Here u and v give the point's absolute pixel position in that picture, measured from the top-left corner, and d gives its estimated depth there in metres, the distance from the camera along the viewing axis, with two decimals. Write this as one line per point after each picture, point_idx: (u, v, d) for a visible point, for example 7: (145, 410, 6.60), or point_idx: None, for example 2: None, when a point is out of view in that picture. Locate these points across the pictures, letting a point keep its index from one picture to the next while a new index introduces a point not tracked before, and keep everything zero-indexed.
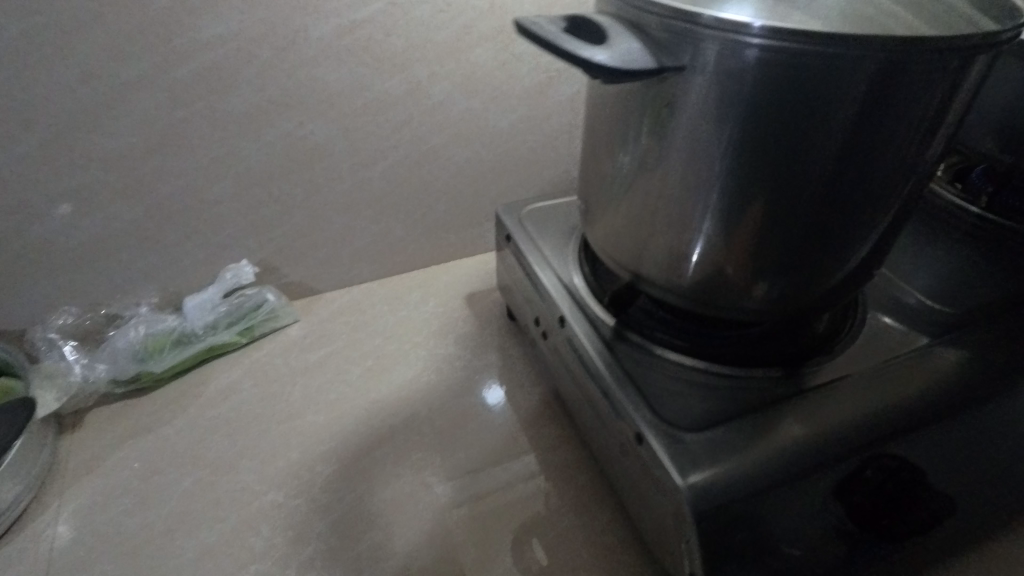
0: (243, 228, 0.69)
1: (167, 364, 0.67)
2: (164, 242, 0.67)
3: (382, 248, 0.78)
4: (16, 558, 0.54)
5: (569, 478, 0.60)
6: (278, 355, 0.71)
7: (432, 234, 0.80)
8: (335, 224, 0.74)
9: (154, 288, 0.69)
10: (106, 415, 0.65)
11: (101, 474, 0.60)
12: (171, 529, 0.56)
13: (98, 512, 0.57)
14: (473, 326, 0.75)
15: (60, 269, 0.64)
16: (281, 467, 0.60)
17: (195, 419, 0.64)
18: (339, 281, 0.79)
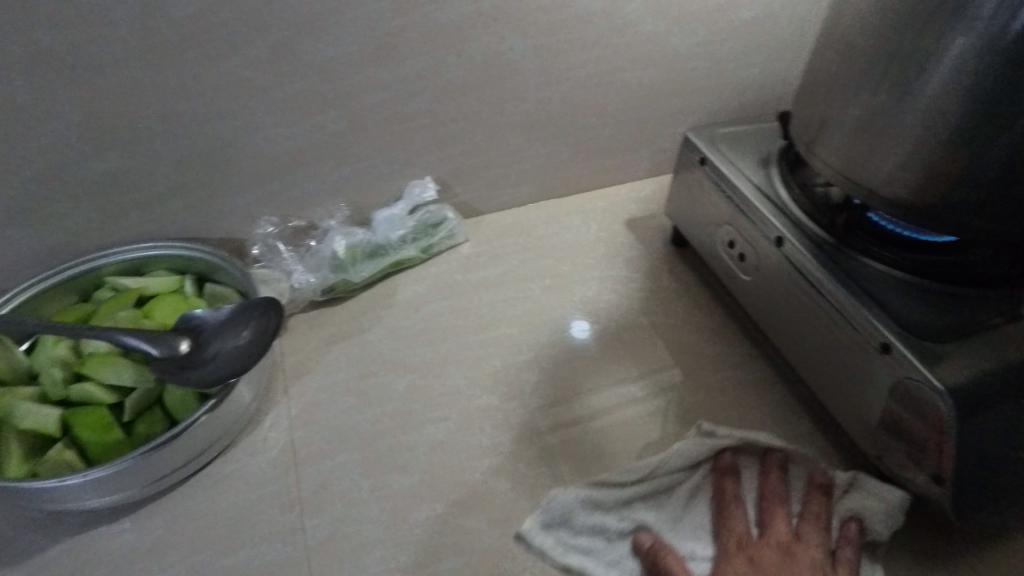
0: (430, 145, 0.70)
1: (364, 274, 0.69)
2: (358, 156, 0.68)
3: (545, 171, 0.79)
4: (261, 446, 0.57)
5: (764, 391, 0.63)
6: (457, 272, 0.73)
7: (592, 160, 0.81)
8: (509, 145, 0.74)
9: (343, 201, 0.71)
10: (308, 321, 0.68)
11: (319, 374, 0.63)
12: (399, 424, 0.59)
13: (326, 408, 0.60)
14: (639, 251, 0.77)
15: (264, 176, 0.66)
16: (488, 374, 0.63)
17: (394, 328, 0.67)
18: (501, 202, 0.80)
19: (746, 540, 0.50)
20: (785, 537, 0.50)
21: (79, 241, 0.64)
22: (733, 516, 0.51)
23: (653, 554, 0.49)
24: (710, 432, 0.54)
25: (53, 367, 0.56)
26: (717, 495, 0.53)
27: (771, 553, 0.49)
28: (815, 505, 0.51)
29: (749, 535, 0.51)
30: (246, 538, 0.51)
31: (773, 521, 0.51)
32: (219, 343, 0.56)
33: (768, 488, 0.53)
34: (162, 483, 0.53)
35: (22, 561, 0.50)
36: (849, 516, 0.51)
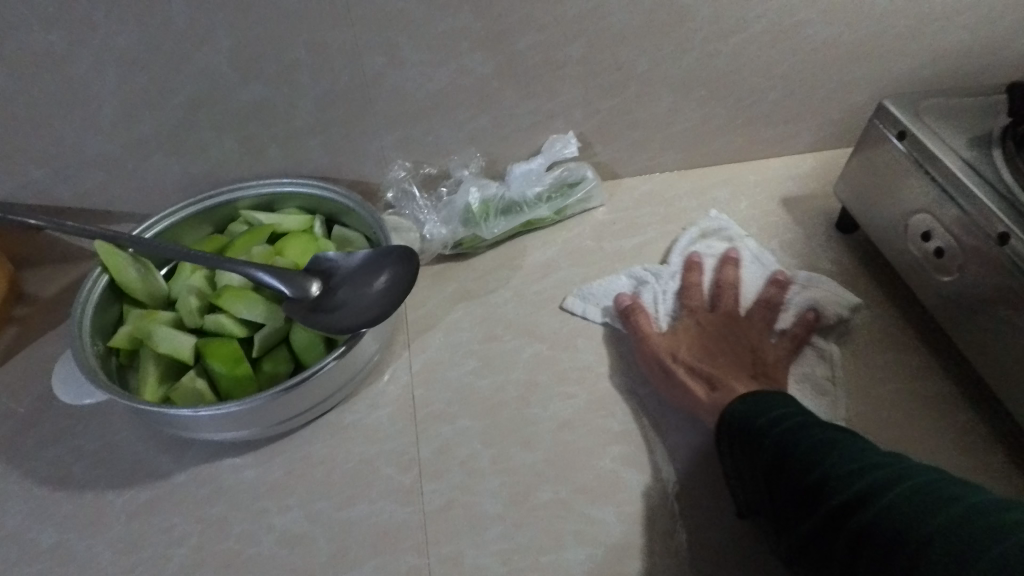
0: (577, 97, 0.64)
1: (497, 231, 0.65)
2: (500, 103, 0.63)
3: (695, 136, 0.71)
4: (381, 400, 0.55)
5: (944, 413, 0.54)
6: (590, 239, 0.68)
7: (750, 127, 0.72)
8: (662, 104, 0.67)
9: (478, 151, 0.67)
10: (432, 275, 0.65)
11: (442, 332, 0.60)
12: (523, 395, 0.55)
13: (448, 368, 0.57)
14: (795, 233, 0.68)
15: (402, 118, 0.63)
16: (621, 352, 0.58)
17: (521, 291, 0.63)
18: (641, 167, 0.73)
19: (686, 313, 0.58)
20: (732, 310, 0.58)
21: (219, 172, 0.64)
22: (692, 292, 0.60)
23: (629, 309, 0.58)
24: (733, 238, 0.65)
25: (190, 296, 0.56)
26: (686, 281, 0.60)
27: (729, 321, 0.57)
28: (770, 290, 0.59)
29: (698, 308, 0.59)
30: (363, 493, 0.50)
31: (724, 292, 0.60)
32: (350, 290, 0.53)
33: (729, 277, 0.61)
34: (285, 426, 0.52)
35: (152, 483, 0.51)
36: (807, 306, 0.59)
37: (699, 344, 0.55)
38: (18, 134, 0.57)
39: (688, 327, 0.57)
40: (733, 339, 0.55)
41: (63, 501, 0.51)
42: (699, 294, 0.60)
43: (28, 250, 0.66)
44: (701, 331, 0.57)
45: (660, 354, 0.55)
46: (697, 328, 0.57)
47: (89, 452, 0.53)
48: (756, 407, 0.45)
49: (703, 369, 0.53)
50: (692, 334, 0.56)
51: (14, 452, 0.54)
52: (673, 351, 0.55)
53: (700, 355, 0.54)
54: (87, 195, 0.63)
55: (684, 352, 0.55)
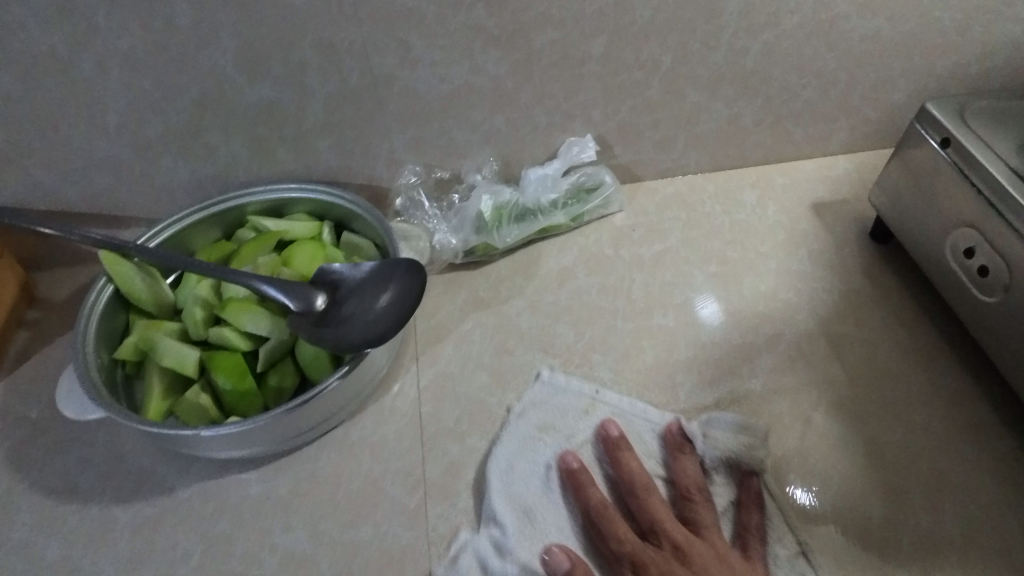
0: (596, 97, 0.61)
1: (510, 239, 0.63)
2: (516, 104, 0.61)
3: (721, 137, 0.68)
4: (389, 415, 0.54)
5: (981, 441, 0.51)
6: (608, 246, 0.65)
7: (780, 127, 0.68)
8: (687, 103, 0.64)
9: (492, 154, 0.64)
10: (444, 283, 0.63)
11: (452, 343, 0.58)
12: (535, 415, 0.53)
13: (458, 383, 0.55)
14: (827, 241, 0.64)
15: (413, 120, 0.60)
16: (638, 369, 0.55)
17: (535, 302, 0.61)
18: (663, 169, 0.70)
19: (636, 538, 0.45)
20: (675, 532, 0.45)
21: (226, 175, 0.62)
22: (599, 501, 0.47)
23: (572, 566, 0.44)
24: (668, 438, 0.51)
25: (195, 306, 0.55)
26: (619, 535, 0.45)
27: (684, 535, 0.45)
28: (751, 514, 0.46)
29: (631, 526, 0.46)
30: (368, 514, 0.48)
31: (645, 500, 0.47)
32: (355, 304, 0.52)
33: (627, 461, 0.49)
34: (290, 442, 0.51)
35: (158, 497, 0.51)
36: (717, 464, 0.49)
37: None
38: (24, 138, 0.56)
39: (664, 558, 0.44)
40: (701, 570, 0.43)
41: (71, 513, 0.50)
42: (628, 481, 0.48)
43: (39, 252, 0.65)
44: (665, 569, 0.43)
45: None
46: (658, 569, 0.43)
47: (95, 464, 0.53)
48: None
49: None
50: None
51: (24, 461, 0.54)
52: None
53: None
54: (95, 199, 0.62)
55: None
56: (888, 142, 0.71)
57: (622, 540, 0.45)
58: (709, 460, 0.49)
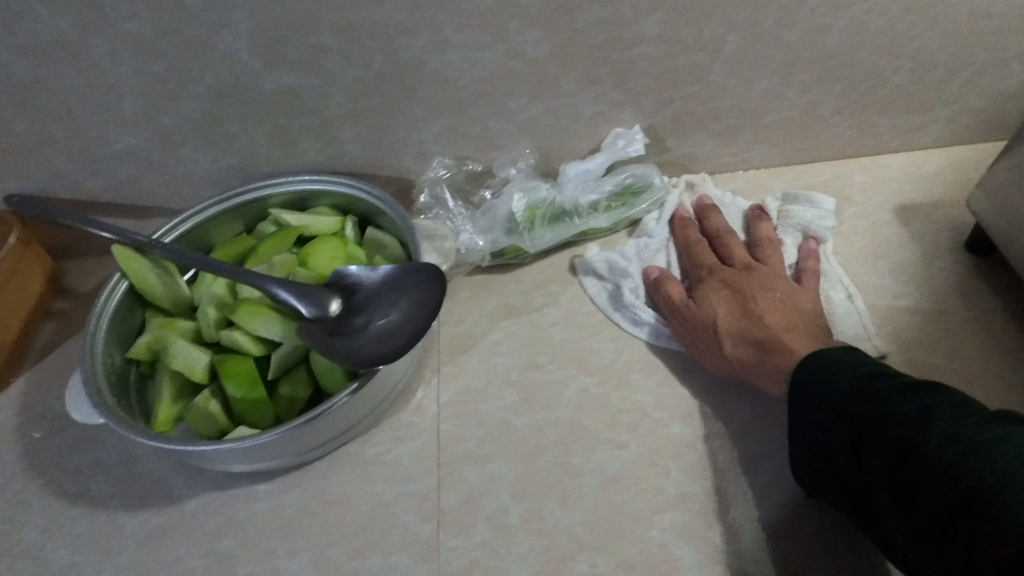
0: (649, 82, 0.54)
1: (542, 242, 0.57)
2: (557, 91, 0.54)
3: (793, 129, 0.59)
4: (406, 432, 0.49)
5: None
6: None
7: (864, 117, 0.59)
8: (754, 90, 0.56)
9: (529, 146, 0.59)
10: (472, 286, 0.58)
11: (478, 355, 0.53)
12: (564, 442, 0.48)
13: (482, 400, 0.50)
14: (914, 252, 0.56)
15: (444, 108, 0.55)
16: (683, 395, 0.49)
17: (572, 311, 0.55)
18: (723, 164, 0.62)
19: (721, 271, 0.51)
20: (746, 261, 0.52)
21: (248, 165, 0.59)
22: (696, 252, 0.54)
23: (659, 279, 0.52)
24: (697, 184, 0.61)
25: (209, 306, 0.53)
26: (716, 255, 0.53)
27: (719, 270, 0.51)
28: (809, 261, 0.54)
29: (718, 264, 0.52)
30: (377, 542, 0.45)
31: (699, 240, 0.55)
32: (371, 312, 0.47)
33: (714, 219, 0.56)
34: (300, 458, 0.47)
35: (164, 507, 0.48)
36: (801, 233, 0.57)
37: (736, 303, 0.48)
38: (43, 127, 0.54)
39: (721, 283, 0.50)
40: (767, 285, 0.49)
41: (79, 518, 0.49)
42: (688, 243, 0.55)
43: (66, 241, 0.64)
44: (746, 297, 0.49)
45: (704, 327, 0.48)
46: (732, 280, 0.50)
47: (106, 466, 0.51)
48: (830, 363, 0.39)
49: (746, 313, 0.47)
50: (737, 298, 0.49)
51: (40, 459, 0.53)
52: (730, 347, 0.47)
53: (739, 314, 0.48)
54: (119, 189, 0.60)
55: (728, 347, 0.47)
56: (995, 135, 0.61)
57: (704, 260, 0.53)
58: (782, 226, 0.57)
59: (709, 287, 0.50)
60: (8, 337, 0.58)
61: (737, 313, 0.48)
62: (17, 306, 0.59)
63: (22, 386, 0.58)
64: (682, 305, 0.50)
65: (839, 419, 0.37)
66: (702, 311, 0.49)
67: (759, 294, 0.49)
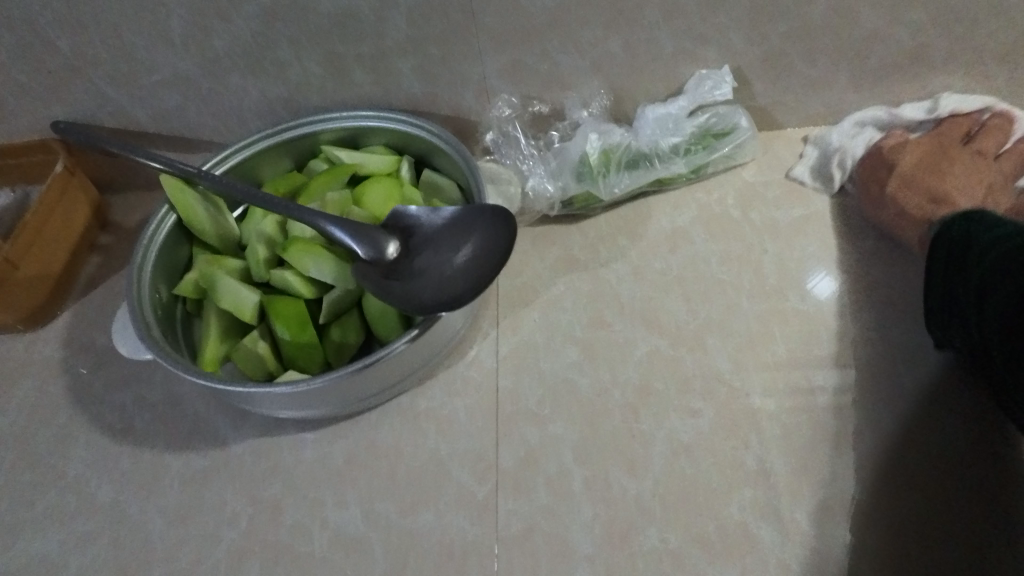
0: (742, 15, 0.49)
1: (618, 189, 0.53)
2: (638, 22, 0.49)
3: (896, 77, 0.53)
4: (461, 386, 0.46)
5: None
6: (735, 205, 0.53)
7: (982, 65, 0.52)
8: (859, 29, 0.50)
9: (602, 86, 0.54)
10: (534, 237, 0.54)
11: (539, 309, 0.49)
12: (633, 406, 0.44)
13: (544, 356, 0.47)
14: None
15: (512, 38, 0.50)
16: (763, 362, 0.45)
17: (642, 267, 0.51)
18: (812, 115, 0.57)
19: (944, 151, 0.53)
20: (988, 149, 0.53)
21: (299, 97, 0.56)
22: (954, 124, 0.54)
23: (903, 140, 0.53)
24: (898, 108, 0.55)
25: (258, 244, 0.50)
26: (948, 133, 0.54)
27: (942, 141, 0.53)
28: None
29: (956, 140, 0.53)
30: (431, 499, 0.42)
31: (949, 118, 0.54)
32: (432, 256, 0.44)
33: (991, 126, 0.53)
34: (350, 407, 0.45)
35: (210, 450, 0.47)
36: None
37: (923, 162, 0.52)
38: (91, 46, 0.51)
39: (931, 155, 0.53)
40: (971, 167, 0.52)
41: (124, 455, 0.48)
42: (955, 120, 0.54)
43: (114, 175, 0.63)
44: (944, 170, 0.52)
45: (884, 168, 0.52)
46: (939, 152, 0.53)
47: (151, 404, 0.50)
48: (975, 225, 0.44)
49: (935, 176, 0.51)
50: (934, 163, 0.52)
51: (85, 394, 0.51)
52: (905, 198, 0.50)
53: (923, 164, 0.52)
54: (164, 119, 0.57)
55: (890, 180, 0.51)
56: None
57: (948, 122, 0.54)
58: None
59: (923, 138, 0.53)
60: (54, 269, 0.57)
61: (920, 171, 0.52)
62: (64, 236, 0.58)
63: (67, 319, 0.57)
64: (887, 155, 0.52)
65: (953, 247, 0.44)
66: (885, 155, 0.52)
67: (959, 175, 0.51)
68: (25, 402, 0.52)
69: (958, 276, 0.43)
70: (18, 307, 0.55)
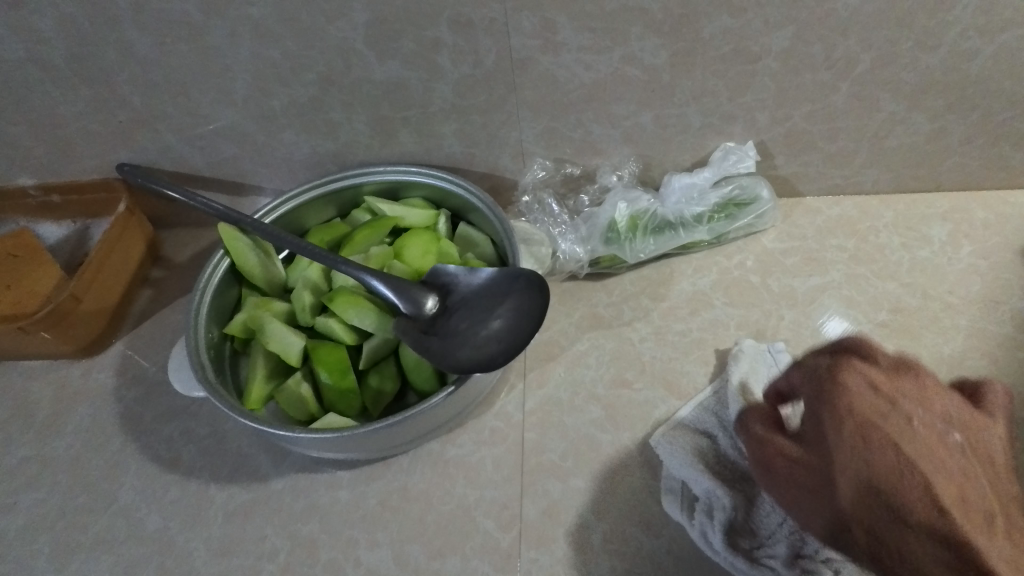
0: (767, 98, 0.52)
1: (644, 252, 0.56)
2: (669, 100, 0.53)
3: (913, 156, 0.56)
4: (489, 436, 0.49)
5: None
6: (754, 271, 0.56)
7: (997, 149, 0.55)
8: (879, 113, 0.53)
9: (631, 154, 0.57)
10: (561, 293, 0.57)
11: (565, 364, 0.52)
12: (650, 467, 0.47)
13: (568, 412, 0.50)
14: None
15: (549, 110, 0.54)
16: None
17: (663, 329, 0.53)
18: (831, 187, 0.59)
19: (873, 401, 0.37)
20: (889, 407, 0.37)
21: (347, 152, 0.60)
22: (807, 365, 0.41)
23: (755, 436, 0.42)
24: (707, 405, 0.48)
25: (305, 291, 0.54)
26: (835, 360, 0.40)
27: (861, 385, 0.38)
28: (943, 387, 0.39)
29: (859, 389, 0.38)
30: (458, 545, 0.45)
31: (801, 368, 0.42)
32: (468, 316, 0.47)
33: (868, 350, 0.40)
34: (385, 452, 0.48)
35: (251, 484, 0.50)
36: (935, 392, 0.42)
37: (863, 431, 0.36)
38: (161, 101, 0.56)
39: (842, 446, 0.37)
40: (910, 411, 0.37)
41: (172, 484, 0.51)
42: (770, 426, 0.42)
43: (167, 212, 0.67)
44: (894, 434, 0.36)
45: (803, 478, 0.38)
46: (872, 412, 0.37)
47: (198, 437, 0.53)
48: None
49: (915, 473, 0.34)
50: (892, 460, 0.35)
51: (137, 423, 0.55)
52: (922, 553, 0.33)
53: (858, 494, 0.35)
54: (220, 166, 0.62)
55: (843, 483, 0.36)
56: None
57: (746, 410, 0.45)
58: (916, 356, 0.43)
59: (844, 396, 0.38)
60: (111, 302, 0.61)
61: (864, 472, 0.35)
62: (122, 272, 0.62)
63: (121, 349, 0.61)
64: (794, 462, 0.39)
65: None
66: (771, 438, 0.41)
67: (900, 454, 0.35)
68: (80, 427, 0.56)
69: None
70: (78, 338, 0.58)
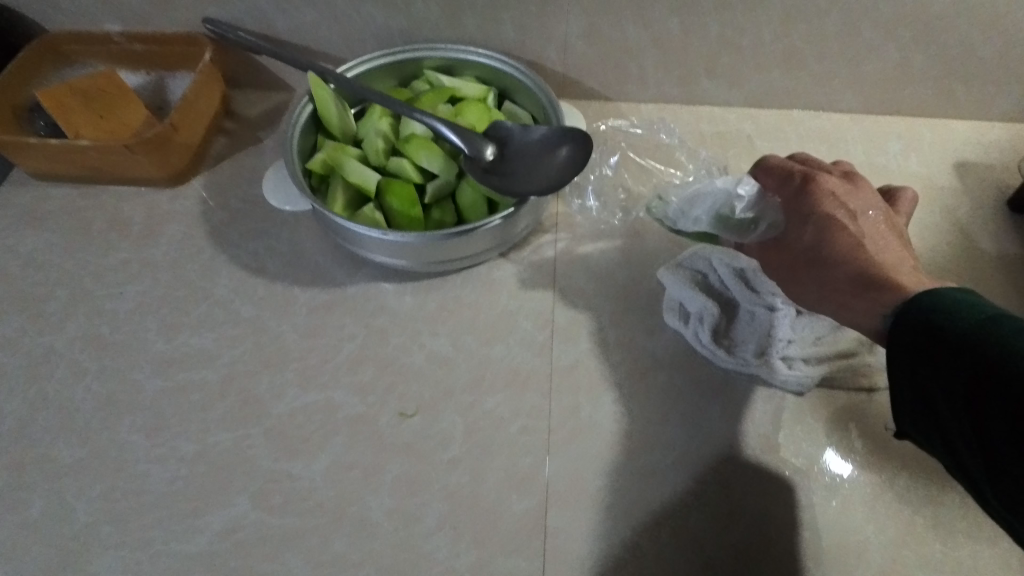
0: (773, 15, 0.63)
1: (750, 237, 0.52)
2: (694, 9, 0.63)
3: (882, 81, 0.69)
4: (527, 265, 0.62)
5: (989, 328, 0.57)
6: (746, 163, 0.70)
7: (948, 81, 0.68)
8: (859, 39, 0.65)
9: (657, 56, 0.68)
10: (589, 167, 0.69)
11: (590, 218, 0.65)
12: (655, 292, 0.60)
13: (591, 252, 0.62)
14: (965, 201, 0.66)
15: (594, 7, 0.64)
16: None
17: None
18: (815, 103, 0.72)
19: (830, 204, 0.49)
20: (833, 192, 0.49)
21: (415, 29, 0.69)
22: (780, 172, 0.51)
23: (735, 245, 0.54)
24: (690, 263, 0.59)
25: (378, 138, 0.64)
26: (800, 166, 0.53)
27: (824, 190, 0.49)
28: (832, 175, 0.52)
29: (809, 181, 0.50)
30: (502, 336, 0.57)
31: (784, 166, 0.52)
32: (522, 161, 0.58)
33: (810, 160, 0.55)
34: (446, 266, 0.59)
35: (330, 288, 0.61)
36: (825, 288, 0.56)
37: (823, 225, 0.48)
38: None
39: (797, 238, 0.49)
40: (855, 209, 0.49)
41: (260, 285, 0.61)
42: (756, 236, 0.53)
43: (239, 71, 0.75)
44: (836, 217, 0.48)
45: (775, 253, 0.51)
46: (827, 206, 0.49)
47: (280, 252, 0.63)
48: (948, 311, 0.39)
49: (850, 240, 0.47)
50: (830, 229, 0.48)
51: (224, 239, 0.65)
52: (840, 268, 0.46)
53: (818, 243, 0.48)
54: (298, 30, 0.70)
55: (811, 250, 0.48)
56: None
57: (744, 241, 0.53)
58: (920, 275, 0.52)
59: (810, 197, 0.49)
60: (195, 140, 0.69)
61: (825, 248, 0.47)
62: (206, 114, 0.70)
63: (202, 182, 0.70)
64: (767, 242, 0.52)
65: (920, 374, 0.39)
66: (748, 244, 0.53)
67: (843, 225, 0.48)
68: (173, 239, 0.65)
69: (942, 356, 0.38)
70: (167, 166, 0.67)
